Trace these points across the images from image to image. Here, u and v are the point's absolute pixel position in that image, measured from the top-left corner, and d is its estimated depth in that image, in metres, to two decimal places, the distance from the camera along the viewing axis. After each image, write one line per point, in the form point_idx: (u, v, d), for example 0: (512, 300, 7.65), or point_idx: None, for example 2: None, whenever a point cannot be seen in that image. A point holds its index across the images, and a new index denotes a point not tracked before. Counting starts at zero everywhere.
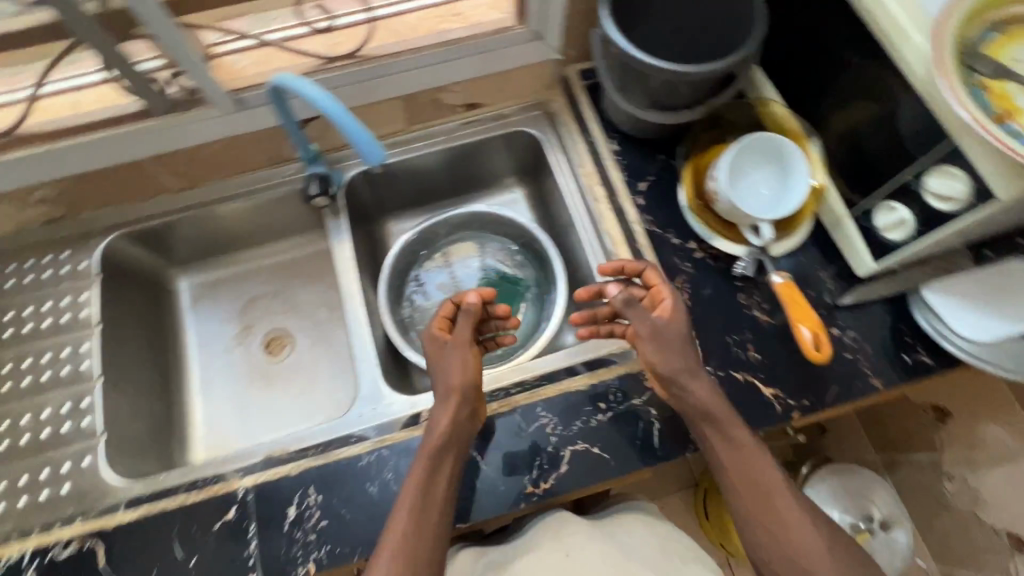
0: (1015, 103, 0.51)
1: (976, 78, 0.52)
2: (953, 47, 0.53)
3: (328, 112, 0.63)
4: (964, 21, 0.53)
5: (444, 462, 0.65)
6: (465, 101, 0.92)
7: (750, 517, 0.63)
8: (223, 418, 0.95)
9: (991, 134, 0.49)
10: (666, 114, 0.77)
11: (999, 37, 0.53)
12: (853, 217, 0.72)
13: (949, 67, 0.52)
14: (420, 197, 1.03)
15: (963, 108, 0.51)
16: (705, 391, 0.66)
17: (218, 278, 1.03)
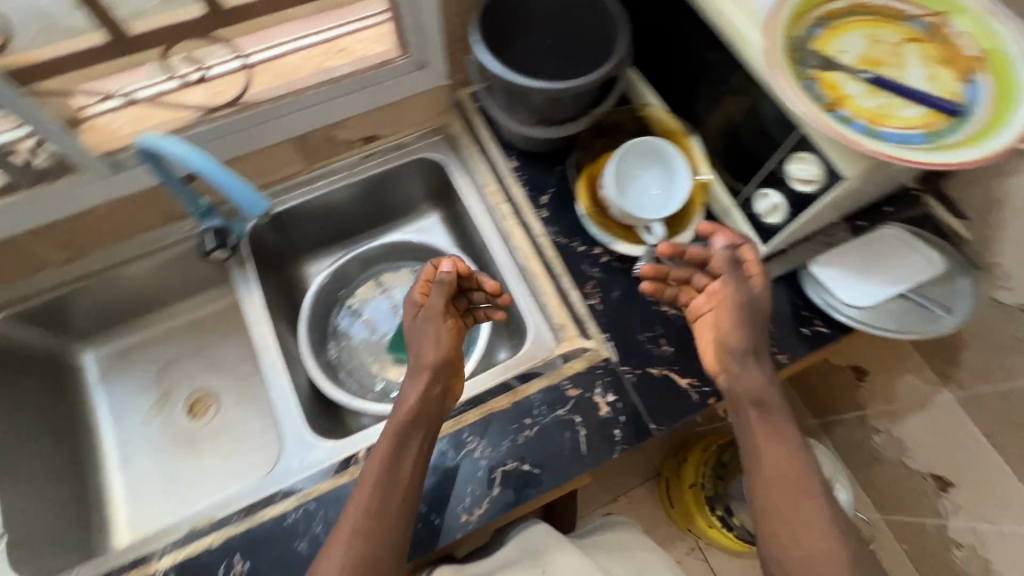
0: (842, 90, 0.56)
1: (806, 70, 0.57)
2: (784, 46, 0.58)
3: (198, 168, 0.66)
4: (789, 22, 0.58)
5: (412, 438, 0.66)
6: (361, 135, 0.92)
7: (767, 506, 0.63)
8: (147, 494, 0.90)
9: (823, 120, 0.54)
10: (552, 129, 0.80)
11: (822, 33, 0.59)
12: (737, 204, 0.75)
13: (782, 62, 0.57)
14: (333, 235, 1.02)
15: (798, 98, 0.55)
16: (755, 372, 0.67)
17: (126, 347, 0.98)
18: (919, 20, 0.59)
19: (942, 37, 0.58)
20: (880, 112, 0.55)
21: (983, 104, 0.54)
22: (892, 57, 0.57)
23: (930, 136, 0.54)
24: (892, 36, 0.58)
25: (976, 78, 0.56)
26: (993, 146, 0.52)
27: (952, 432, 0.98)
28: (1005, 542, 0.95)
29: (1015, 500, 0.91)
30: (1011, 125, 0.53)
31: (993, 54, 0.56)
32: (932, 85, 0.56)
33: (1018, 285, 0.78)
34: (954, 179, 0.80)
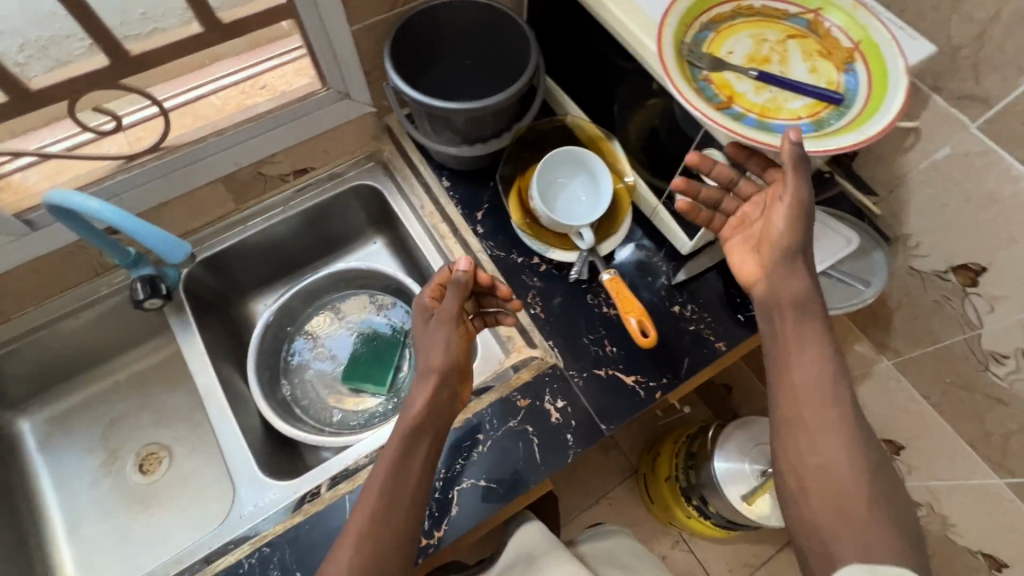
0: (734, 88, 0.60)
1: (699, 72, 0.60)
2: (676, 53, 0.61)
3: (116, 222, 0.67)
4: (679, 27, 0.62)
5: (420, 442, 0.63)
6: (292, 168, 0.92)
7: (788, 417, 0.58)
8: (102, 559, 0.86)
9: (719, 118, 0.57)
10: (477, 147, 0.81)
11: (711, 36, 0.62)
12: (662, 203, 0.79)
13: (676, 67, 0.60)
14: (277, 271, 1.01)
15: (694, 99, 0.58)
16: (800, 276, 0.61)
17: (68, 408, 0.94)
18: (797, 17, 0.63)
19: (819, 31, 0.62)
20: (769, 106, 0.59)
21: (859, 90, 0.59)
22: (775, 54, 0.61)
23: (815, 124, 0.58)
24: (775, 33, 0.63)
25: (851, 67, 0.60)
26: (870, 128, 0.56)
27: (897, 397, 1.02)
28: (958, 496, 0.99)
29: (960, 454, 0.95)
30: (885, 107, 0.57)
31: (865, 43, 0.60)
32: (813, 77, 0.60)
33: (930, 252, 0.83)
34: (859, 159, 0.85)
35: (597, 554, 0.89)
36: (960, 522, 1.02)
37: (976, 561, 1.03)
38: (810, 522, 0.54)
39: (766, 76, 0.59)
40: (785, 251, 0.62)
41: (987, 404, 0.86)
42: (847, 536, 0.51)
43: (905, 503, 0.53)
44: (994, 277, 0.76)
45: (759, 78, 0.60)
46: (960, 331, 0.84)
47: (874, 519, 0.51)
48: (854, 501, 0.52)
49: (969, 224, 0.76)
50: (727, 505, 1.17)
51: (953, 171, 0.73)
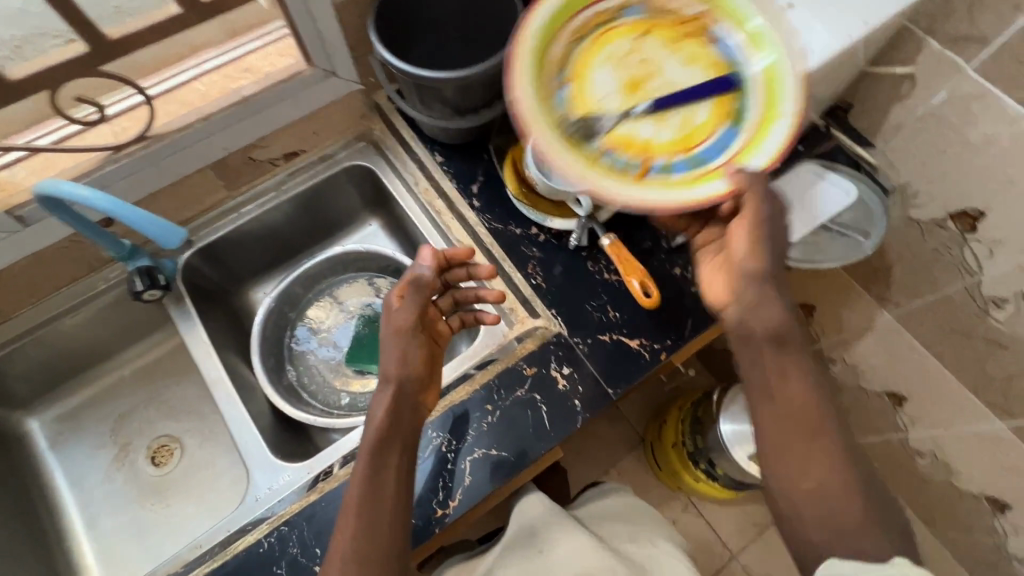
0: (641, 140, 0.59)
1: (595, 145, 0.59)
2: (567, 136, 0.59)
3: (114, 211, 0.66)
4: (541, 107, 0.59)
5: (390, 448, 0.61)
6: (282, 152, 0.91)
7: (774, 446, 0.54)
8: (122, 550, 0.87)
9: (659, 190, 0.57)
10: (468, 119, 0.80)
11: (572, 89, 0.61)
12: None
13: (575, 157, 0.58)
14: (275, 258, 1.00)
15: (623, 188, 0.57)
16: (772, 299, 0.57)
17: (77, 404, 0.95)
18: (628, 12, 0.63)
19: (660, 13, 0.63)
20: (685, 133, 0.59)
21: (742, 56, 0.61)
22: (643, 64, 0.61)
23: (735, 121, 0.59)
24: (623, 40, 0.62)
25: (722, 40, 0.62)
26: (786, 105, 0.59)
27: (898, 349, 1.02)
28: (962, 443, 1.00)
29: (963, 402, 0.96)
30: (781, 72, 0.60)
31: (707, 8, 0.63)
32: (693, 67, 0.61)
33: (928, 202, 0.83)
34: (853, 111, 0.85)
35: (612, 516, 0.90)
36: (963, 469, 1.04)
37: (981, 505, 1.05)
38: (805, 552, 0.52)
39: (662, 104, 0.59)
40: (749, 264, 0.58)
41: (986, 350, 0.87)
42: (842, 550, 0.50)
43: (891, 502, 0.53)
44: (993, 221, 0.76)
45: (655, 113, 0.60)
46: (960, 279, 0.85)
47: (871, 535, 0.50)
48: (849, 518, 0.50)
49: (968, 169, 0.75)
50: (735, 466, 1.19)
51: (950, 116, 0.73)
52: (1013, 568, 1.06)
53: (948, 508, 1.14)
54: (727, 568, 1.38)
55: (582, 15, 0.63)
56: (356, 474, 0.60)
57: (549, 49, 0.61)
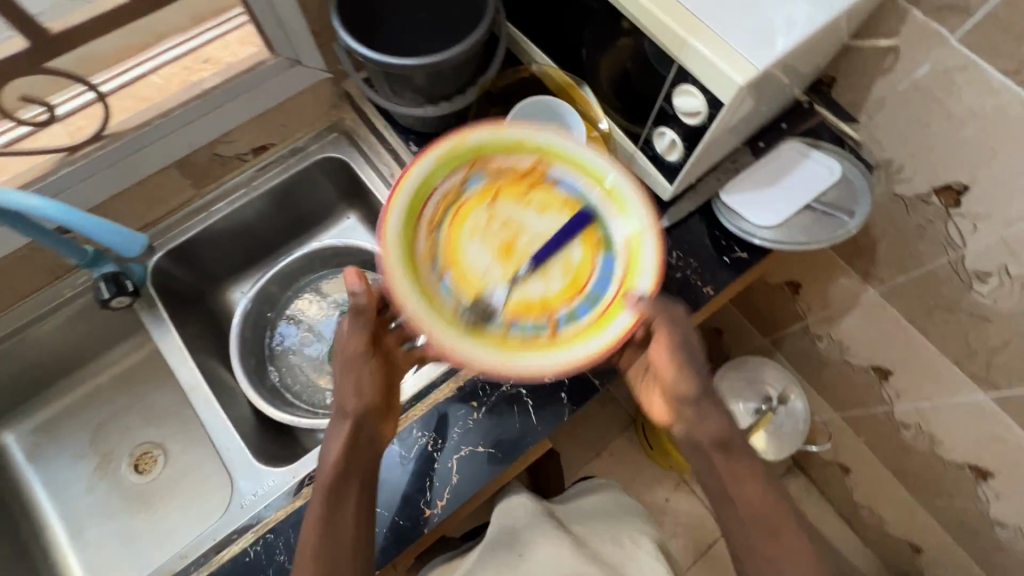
0: (537, 299, 0.63)
1: (498, 321, 0.62)
2: (469, 322, 0.61)
3: (68, 221, 0.64)
4: (432, 309, 0.61)
5: (349, 478, 0.62)
6: (250, 146, 0.87)
7: (748, 553, 0.62)
8: (108, 560, 0.86)
9: (577, 346, 0.61)
10: (439, 106, 0.76)
11: (452, 275, 0.63)
12: (639, 149, 0.76)
13: (489, 346, 0.60)
14: (251, 256, 0.97)
15: (544, 355, 0.60)
16: (712, 413, 0.65)
17: (52, 415, 0.92)
18: (472, 178, 0.66)
19: (501, 171, 0.66)
20: (571, 278, 0.64)
21: (583, 186, 0.67)
22: (506, 228, 0.65)
23: (608, 249, 0.65)
24: (479, 210, 0.66)
25: (553, 173, 0.67)
26: (642, 215, 0.65)
27: (883, 324, 1.02)
28: (945, 415, 1.01)
29: (946, 375, 0.96)
30: (621, 185, 0.67)
31: (538, 153, 0.67)
32: (550, 213, 0.66)
33: (912, 176, 0.82)
34: (836, 86, 0.82)
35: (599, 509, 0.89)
36: (947, 439, 1.05)
37: (964, 473, 1.07)
38: None
39: (539, 263, 0.64)
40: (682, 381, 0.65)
41: (970, 323, 0.87)
42: None
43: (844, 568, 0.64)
44: (976, 195, 0.76)
45: (536, 271, 0.64)
46: (944, 254, 0.84)
47: None
48: None
49: (951, 142, 0.74)
50: None
51: (933, 89, 0.71)
52: (995, 533, 1.08)
53: (932, 476, 1.15)
54: (717, 545, 1.40)
55: (432, 202, 0.65)
56: (311, 513, 0.60)
57: (417, 248, 0.63)
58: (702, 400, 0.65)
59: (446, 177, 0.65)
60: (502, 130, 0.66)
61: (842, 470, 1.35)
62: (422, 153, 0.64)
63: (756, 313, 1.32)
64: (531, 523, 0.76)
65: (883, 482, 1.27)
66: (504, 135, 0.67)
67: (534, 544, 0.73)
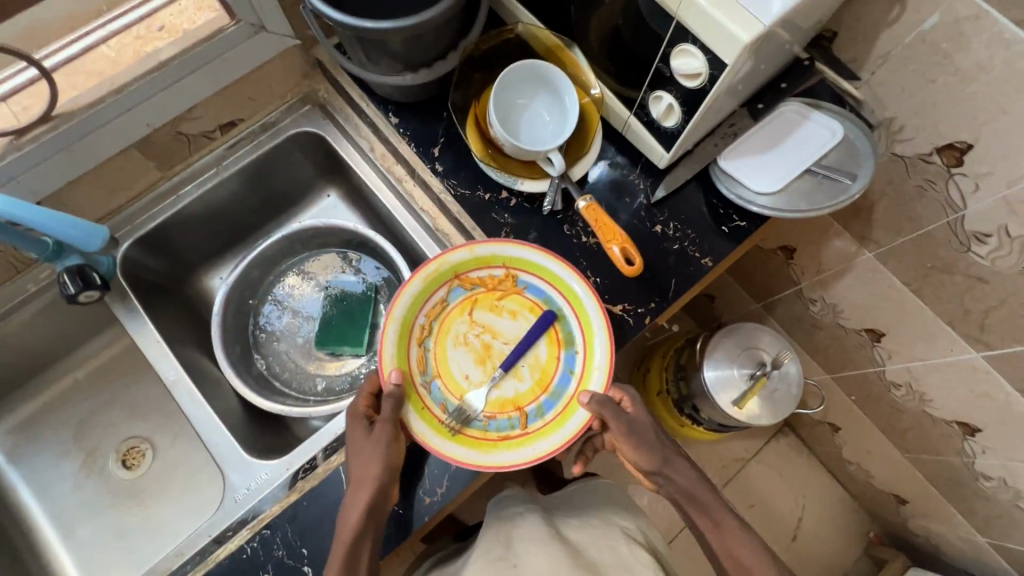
0: (509, 398, 0.69)
1: (478, 421, 0.68)
2: (453, 424, 0.67)
3: (17, 213, 0.62)
4: (422, 415, 0.66)
5: (360, 550, 0.59)
6: (216, 123, 0.81)
7: None
8: (102, 557, 0.84)
9: (542, 440, 0.67)
10: (420, 74, 0.72)
11: (440, 381, 0.69)
12: (633, 114, 0.72)
13: (470, 446, 0.66)
14: (228, 240, 0.92)
15: (516, 449, 0.66)
16: (683, 475, 0.69)
17: (30, 413, 0.89)
18: (453, 294, 0.72)
19: (476, 286, 0.72)
20: (539, 376, 0.70)
21: (548, 292, 0.72)
22: (482, 335, 0.71)
23: (569, 347, 0.71)
24: (461, 321, 0.72)
25: (522, 281, 0.72)
26: (595, 320, 0.69)
27: (879, 287, 0.99)
28: (936, 375, 1.00)
29: (939, 335, 0.95)
30: (572, 287, 0.70)
31: (508, 264, 0.71)
32: (520, 318, 0.72)
33: (914, 135, 0.78)
34: (838, 40, 0.78)
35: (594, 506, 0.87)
36: (937, 398, 1.04)
37: (951, 430, 1.06)
38: None
39: (511, 366, 0.69)
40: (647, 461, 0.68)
41: (966, 284, 0.85)
42: None
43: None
44: (981, 152, 0.73)
45: (508, 373, 0.70)
46: (942, 214, 0.82)
47: None
48: None
49: (957, 97, 0.71)
50: (718, 412, 1.21)
51: (940, 42, 0.68)
52: (980, 486, 1.09)
53: (921, 434, 1.14)
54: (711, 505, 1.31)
55: (419, 318, 0.70)
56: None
57: (409, 361, 0.69)
58: (662, 474, 0.69)
59: (431, 294, 0.71)
60: (478, 246, 0.71)
61: (831, 429, 1.36)
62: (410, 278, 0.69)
63: (749, 278, 1.31)
64: (523, 528, 0.75)
65: (873, 440, 1.27)
66: (478, 250, 0.71)
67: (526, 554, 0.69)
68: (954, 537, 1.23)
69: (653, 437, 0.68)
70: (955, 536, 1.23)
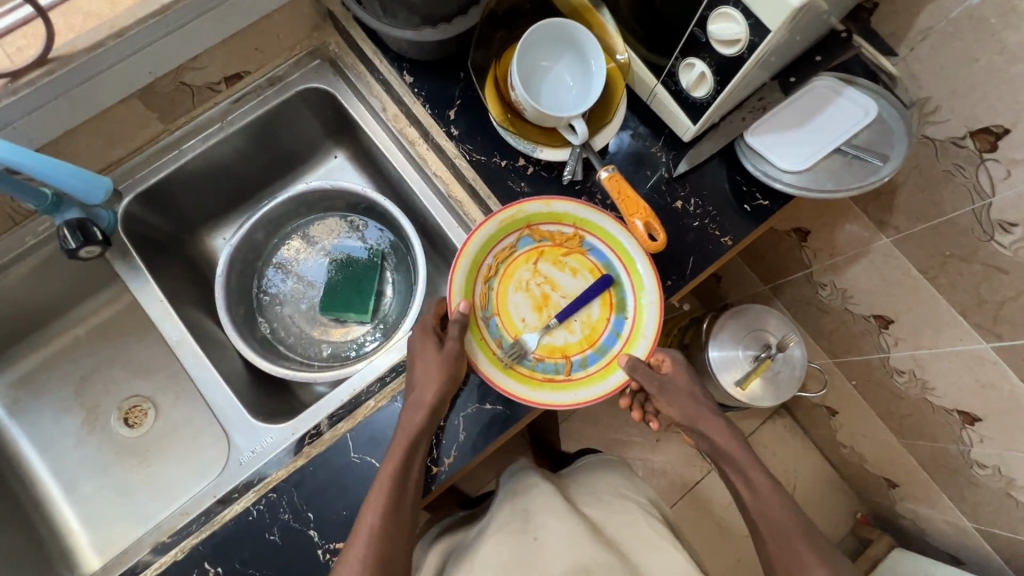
0: (558, 345, 0.71)
1: (528, 360, 0.70)
2: (507, 359, 0.69)
3: (26, 164, 0.59)
4: (480, 345, 0.69)
5: (412, 464, 0.63)
6: (221, 75, 0.77)
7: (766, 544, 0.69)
8: (106, 512, 0.85)
9: (583, 388, 0.69)
10: (441, 30, 0.68)
11: (499, 319, 0.72)
12: (660, 82, 0.69)
13: (520, 380, 0.69)
14: (232, 200, 0.90)
15: (560, 392, 0.69)
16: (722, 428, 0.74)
17: (30, 369, 0.87)
18: (522, 242, 0.73)
19: (545, 238, 0.73)
20: (588, 332, 0.72)
21: (609, 257, 0.73)
22: (543, 285, 0.73)
23: (620, 311, 0.73)
24: (525, 269, 0.74)
25: (587, 244, 0.74)
26: (650, 295, 0.71)
27: (894, 273, 0.96)
28: (940, 363, 0.98)
29: (949, 324, 0.91)
30: (634, 256, 0.72)
31: (578, 223, 0.73)
32: (580, 276, 0.74)
33: (948, 116, 0.74)
34: (879, 12, 0.74)
35: (598, 481, 0.87)
36: (939, 385, 1.01)
37: (951, 418, 1.04)
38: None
39: (565, 317, 0.71)
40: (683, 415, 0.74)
41: (985, 273, 0.81)
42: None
43: (834, 559, 0.66)
44: (1018, 138, 0.68)
45: (563, 323, 0.71)
46: (969, 201, 0.78)
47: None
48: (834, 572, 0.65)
49: (1001, 77, 0.66)
50: (721, 391, 1.21)
51: (989, 17, 0.64)
52: (973, 473, 1.07)
53: (919, 420, 1.12)
54: (706, 479, 1.32)
55: (488, 258, 0.72)
56: (377, 502, 0.60)
57: (473, 295, 0.71)
58: (697, 428, 0.75)
59: (502, 237, 0.72)
60: (555, 201, 0.71)
61: (829, 413, 1.37)
62: (487, 218, 0.70)
63: (759, 260, 1.29)
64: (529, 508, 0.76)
65: (871, 424, 1.26)
66: (555, 205, 0.71)
67: (547, 525, 0.73)
68: (943, 523, 1.24)
69: (687, 394, 0.74)
70: (944, 521, 1.23)
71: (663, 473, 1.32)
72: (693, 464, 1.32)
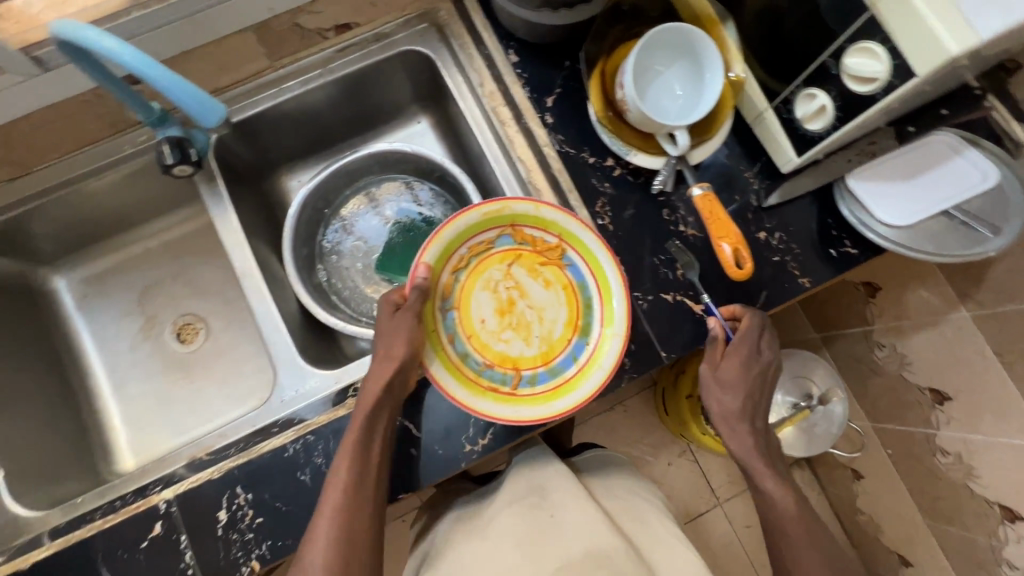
0: (511, 356, 0.70)
1: (476, 363, 0.69)
2: (453, 356, 0.69)
3: (165, 86, 0.60)
4: (430, 338, 0.68)
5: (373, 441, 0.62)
6: (333, 23, 0.78)
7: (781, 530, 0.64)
8: (146, 416, 0.89)
9: (526, 406, 0.68)
10: (561, 14, 0.68)
11: (457, 313, 0.71)
12: (772, 107, 0.67)
13: (461, 381, 0.67)
14: (315, 145, 0.91)
15: (500, 404, 0.67)
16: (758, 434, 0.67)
17: (101, 270, 0.92)
18: (501, 240, 0.72)
19: (526, 243, 0.72)
20: (545, 349, 0.71)
21: (586, 278, 0.72)
22: (511, 290, 0.72)
23: (581, 335, 0.71)
24: (496, 268, 0.72)
25: (567, 259, 0.72)
26: (618, 329, 0.69)
27: (963, 350, 0.90)
28: (993, 454, 0.91)
29: (1016, 417, 0.85)
30: (609, 285, 0.70)
31: (564, 236, 0.71)
32: (551, 290, 0.72)
33: None
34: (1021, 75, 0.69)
35: (617, 484, 0.87)
36: (984, 475, 0.95)
37: (989, 510, 0.97)
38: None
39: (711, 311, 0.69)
40: (738, 392, 0.67)
41: None
42: None
43: None
44: None
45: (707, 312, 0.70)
46: None
47: None
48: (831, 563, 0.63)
49: None
50: None
51: None
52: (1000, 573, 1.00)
53: (952, 505, 1.06)
54: (713, 512, 1.30)
55: (462, 248, 0.71)
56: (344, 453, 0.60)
57: (437, 284, 0.70)
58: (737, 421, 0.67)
59: (482, 231, 0.71)
60: (544, 207, 0.70)
61: (854, 475, 1.32)
62: (470, 207, 0.69)
63: (819, 307, 1.25)
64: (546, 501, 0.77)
65: (897, 497, 1.21)
66: (544, 211, 0.70)
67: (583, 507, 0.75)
68: None
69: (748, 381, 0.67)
70: None
71: (672, 498, 1.30)
72: (704, 495, 1.30)
